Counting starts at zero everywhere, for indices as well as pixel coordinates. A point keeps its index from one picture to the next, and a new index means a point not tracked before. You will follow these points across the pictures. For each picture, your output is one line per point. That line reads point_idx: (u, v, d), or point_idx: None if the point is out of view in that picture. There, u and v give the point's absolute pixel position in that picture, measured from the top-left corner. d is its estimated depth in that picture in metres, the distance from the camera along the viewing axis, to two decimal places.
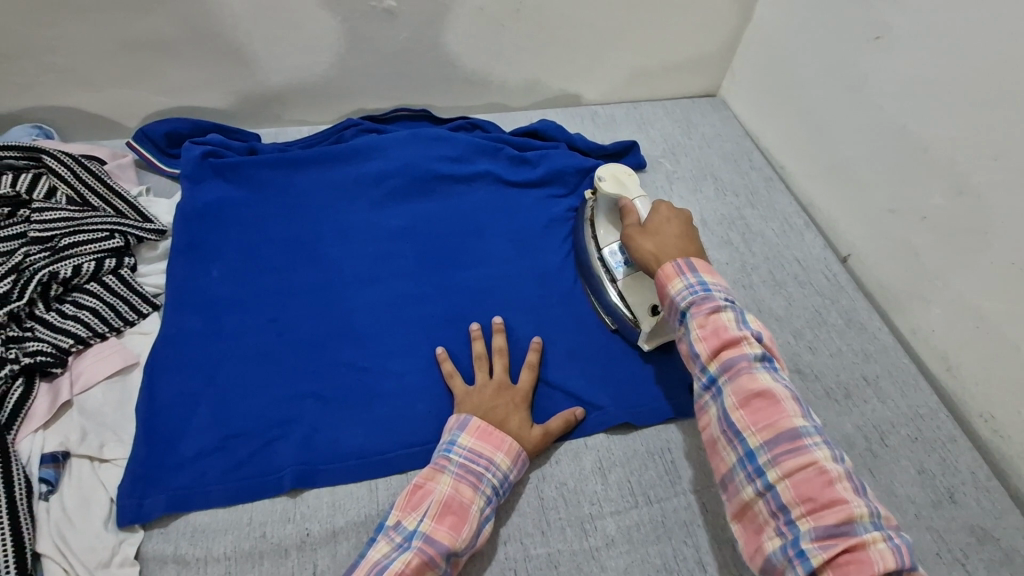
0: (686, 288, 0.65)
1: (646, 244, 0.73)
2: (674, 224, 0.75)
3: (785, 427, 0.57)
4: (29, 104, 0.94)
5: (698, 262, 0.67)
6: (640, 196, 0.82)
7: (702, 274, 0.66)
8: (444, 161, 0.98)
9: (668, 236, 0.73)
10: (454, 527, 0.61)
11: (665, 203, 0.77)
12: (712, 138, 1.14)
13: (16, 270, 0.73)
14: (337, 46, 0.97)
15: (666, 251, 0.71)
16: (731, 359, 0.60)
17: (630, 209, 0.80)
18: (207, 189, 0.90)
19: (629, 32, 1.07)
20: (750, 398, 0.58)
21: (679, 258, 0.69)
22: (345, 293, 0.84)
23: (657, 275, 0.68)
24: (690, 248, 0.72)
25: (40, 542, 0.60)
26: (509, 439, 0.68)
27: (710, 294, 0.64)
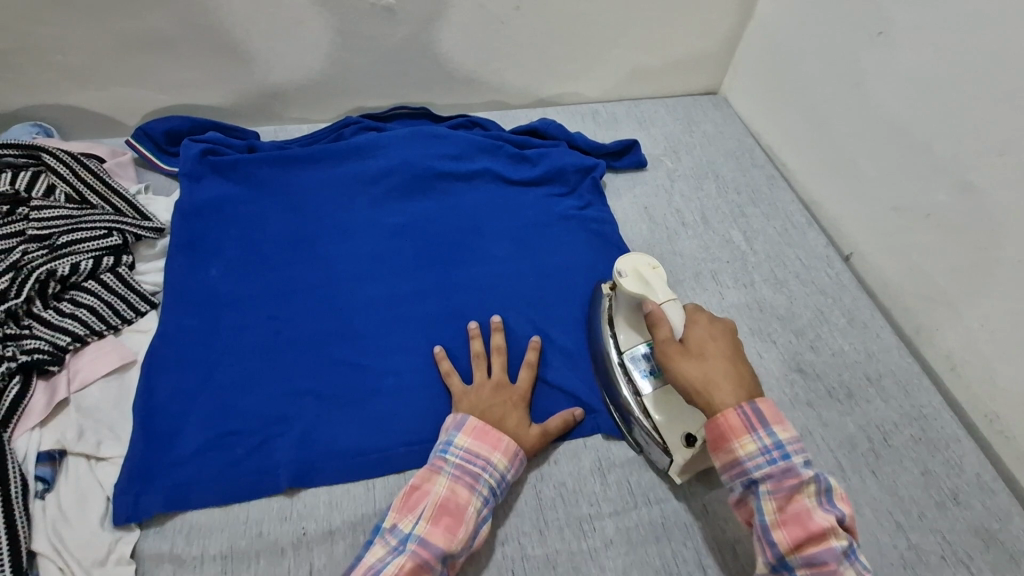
0: (760, 450, 0.59)
1: (694, 372, 0.63)
2: (719, 344, 0.65)
3: (832, 566, 0.54)
4: (28, 102, 0.94)
5: (767, 411, 0.60)
6: (669, 298, 0.70)
7: (772, 425, 0.60)
8: (444, 159, 0.97)
9: (716, 362, 0.63)
10: (449, 529, 0.60)
11: (706, 315, 0.67)
12: (714, 135, 1.13)
13: (14, 267, 0.72)
14: (336, 44, 0.97)
15: (718, 383, 0.62)
16: (788, 488, 0.57)
17: (662, 318, 0.67)
18: (206, 186, 0.90)
19: (629, 29, 1.06)
20: (799, 533, 0.56)
21: (741, 402, 0.61)
22: (343, 291, 0.84)
23: (719, 423, 0.60)
24: (746, 378, 0.64)
25: (36, 540, 0.60)
26: (506, 439, 0.68)
27: (787, 459, 0.58)
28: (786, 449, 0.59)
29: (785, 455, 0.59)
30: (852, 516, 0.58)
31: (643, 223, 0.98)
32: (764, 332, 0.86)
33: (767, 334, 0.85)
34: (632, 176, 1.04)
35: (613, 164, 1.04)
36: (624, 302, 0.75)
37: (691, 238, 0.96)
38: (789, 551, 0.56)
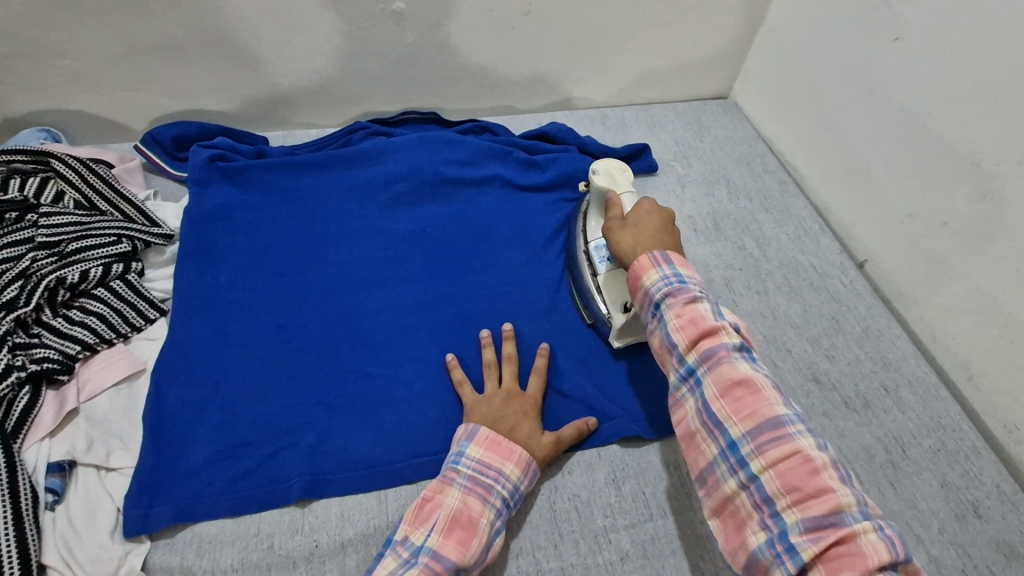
0: (663, 279, 0.62)
1: (624, 238, 0.70)
2: (655, 220, 0.70)
3: (767, 416, 0.54)
4: (37, 108, 0.94)
5: (674, 256, 0.64)
6: (629, 191, 0.78)
7: (676, 265, 0.63)
8: (453, 165, 0.96)
9: (648, 234, 0.69)
10: (462, 542, 0.59)
11: (649, 200, 0.73)
12: (725, 141, 1.13)
13: (23, 275, 0.72)
14: (345, 49, 0.96)
15: (642, 245, 0.68)
16: (703, 331, 0.58)
17: (613, 202, 0.76)
18: (215, 192, 0.90)
19: (640, 33, 1.06)
20: (729, 388, 0.55)
21: (654, 249, 0.65)
22: (353, 298, 0.83)
23: (632, 270, 0.65)
24: (667, 244, 0.68)
25: (46, 553, 0.59)
26: (519, 448, 0.67)
27: (686, 284, 0.61)
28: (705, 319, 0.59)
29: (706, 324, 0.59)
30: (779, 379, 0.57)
31: None
32: (778, 339, 0.85)
33: (781, 342, 0.85)
34: (643, 182, 1.03)
35: None
36: (596, 201, 0.82)
37: (704, 245, 0.95)
38: (727, 419, 0.55)
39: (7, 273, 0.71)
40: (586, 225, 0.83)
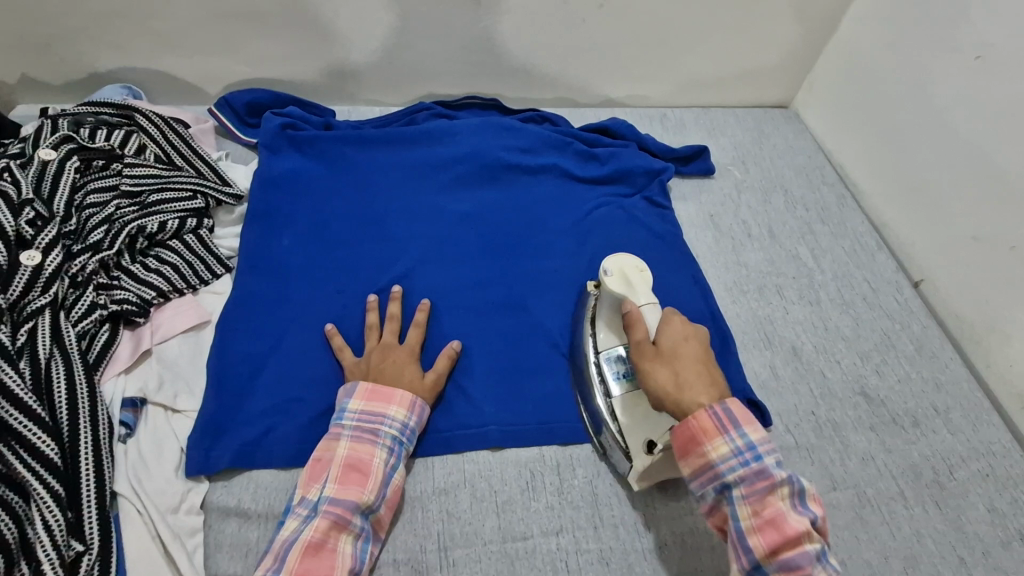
0: (733, 452, 0.58)
1: (661, 373, 0.63)
2: (693, 347, 0.64)
3: (810, 573, 0.53)
4: (123, 65, 0.98)
5: (737, 411, 0.59)
6: (648, 303, 0.70)
7: (744, 425, 0.58)
8: (514, 151, 0.98)
9: (689, 367, 0.62)
10: (359, 484, 0.61)
11: (678, 318, 0.66)
12: (784, 149, 1.12)
13: (108, 220, 0.75)
14: (418, 29, 0.98)
15: (689, 384, 0.61)
16: (759, 489, 0.56)
17: (634, 321, 0.67)
18: (283, 158, 0.93)
19: (708, 36, 1.06)
20: (778, 547, 0.54)
21: (712, 404, 0.60)
22: (409, 272, 0.85)
23: (689, 426, 0.59)
24: (712, 378, 0.62)
25: (118, 482, 0.62)
26: (399, 389, 0.68)
27: (759, 459, 0.57)
28: (757, 450, 0.57)
29: (757, 456, 0.57)
30: (824, 519, 0.57)
31: (708, 231, 0.97)
32: (828, 351, 0.84)
33: (830, 353, 0.84)
34: (699, 184, 1.03)
35: (680, 169, 1.03)
36: (606, 303, 0.74)
37: (758, 251, 0.95)
38: (764, 555, 0.55)
39: (93, 217, 0.74)
40: (595, 334, 0.74)
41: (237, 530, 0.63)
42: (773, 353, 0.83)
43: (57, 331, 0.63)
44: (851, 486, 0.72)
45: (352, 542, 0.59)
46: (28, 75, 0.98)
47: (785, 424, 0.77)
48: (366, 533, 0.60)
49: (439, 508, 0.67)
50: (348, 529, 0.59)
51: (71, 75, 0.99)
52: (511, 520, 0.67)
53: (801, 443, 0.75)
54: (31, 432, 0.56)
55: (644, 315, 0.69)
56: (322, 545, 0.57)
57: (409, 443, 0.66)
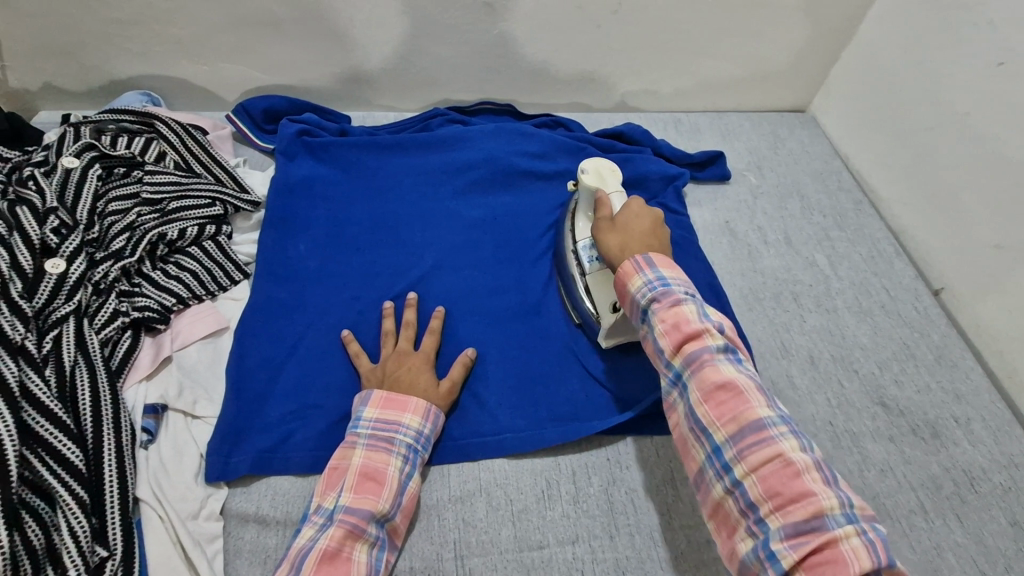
0: (646, 285, 0.64)
1: (611, 240, 0.71)
2: (645, 221, 0.72)
3: (745, 417, 0.55)
4: (142, 73, 1.00)
5: (657, 259, 0.65)
6: (616, 190, 0.77)
7: (662, 268, 0.65)
8: (528, 157, 0.98)
9: (638, 231, 0.71)
10: (374, 492, 0.61)
11: (639, 199, 0.74)
12: (800, 154, 1.11)
13: (129, 228, 0.76)
14: (434, 36, 0.98)
15: (631, 245, 0.70)
16: (697, 359, 0.59)
17: (599, 200, 0.76)
18: (300, 164, 0.93)
19: (724, 40, 1.05)
20: (712, 391, 0.57)
21: (636, 254, 0.66)
22: (423, 278, 0.85)
23: (617, 273, 0.67)
24: (655, 244, 0.70)
25: (140, 487, 0.63)
26: (413, 398, 0.68)
27: (671, 287, 0.63)
28: (672, 285, 0.63)
29: (672, 289, 0.63)
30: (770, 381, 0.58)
31: (724, 238, 0.96)
32: (846, 359, 0.84)
33: (848, 361, 0.83)
34: (714, 190, 1.03)
35: (695, 175, 1.03)
36: (584, 200, 0.81)
37: (774, 257, 0.95)
38: (712, 423, 0.56)
39: (115, 225, 0.75)
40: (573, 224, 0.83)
41: (255, 536, 0.64)
42: (790, 362, 0.83)
43: (81, 338, 0.64)
44: (870, 497, 0.72)
45: (367, 551, 0.59)
46: (51, 83, 1.00)
47: (802, 434, 0.76)
48: (381, 541, 0.60)
49: (455, 516, 0.67)
50: (363, 538, 0.59)
51: (92, 83, 1.00)
52: (526, 529, 0.67)
53: (819, 453, 0.75)
54: (55, 439, 0.57)
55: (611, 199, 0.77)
56: (337, 555, 0.57)
57: (423, 450, 0.66)
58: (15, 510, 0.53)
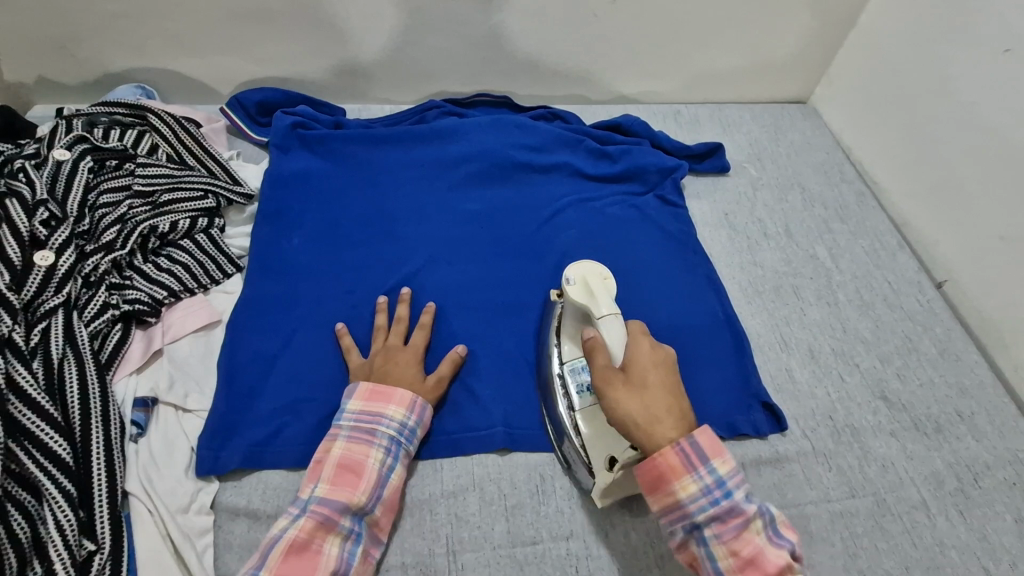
0: (702, 492, 0.54)
1: (631, 406, 0.57)
2: (658, 369, 0.60)
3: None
4: (136, 65, 0.99)
5: (705, 443, 0.55)
6: (612, 313, 0.65)
7: (711, 459, 0.55)
8: (525, 149, 0.97)
9: (654, 391, 0.58)
10: (351, 485, 0.61)
11: (642, 335, 0.62)
12: (801, 146, 1.09)
13: (120, 220, 0.75)
14: (429, 27, 0.97)
15: (656, 414, 0.57)
16: (695, 447, 0.55)
17: (598, 346, 0.62)
18: (294, 157, 0.93)
19: (724, 30, 1.03)
20: (750, 572, 0.52)
21: (678, 438, 0.56)
22: (418, 272, 0.84)
23: (656, 464, 0.55)
24: (673, 389, 0.59)
25: (129, 481, 0.62)
26: (399, 389, 0.67)
27: (729, 495, 0.54)
28: (727, 486, 0.54)
29: (726, 492, 0.54)
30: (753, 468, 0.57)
31: (723, 230, 0.95)
32: (847, 353, 0.82)
33: (849, 356, 0.82)
34: (714, 182, 1.01)
35: (694, 167, 1.01)
36: (570, 313, 0.71)
37: (774, 250, 0.93)
38: (699, 504, 0.54)
39: (105, 217, 0.75)
40: (558, 347, 0.72)
41: (246, 531, 0.64)
42: (790, 356, 0.81)
43: (70, 331, 0.63)
44: (871, 494, 0.70)
45: (340, 544, 0.59)
46: (44, 75, 0.99)
47: (802, 428, 0.75)
48: (355, 534, 0.60)
49: (448, 511, 0.66)
50: (335, 531, 0.59)
51: (86, 76, 1.00)
52: (520, 524, 0.66)
53: (818, 448, 0.73)
54: (43, 433, 0.57)
55: (605, 334, 0.63)
56: (307, 546, 0.57)
57: (407, 443, 0.65)
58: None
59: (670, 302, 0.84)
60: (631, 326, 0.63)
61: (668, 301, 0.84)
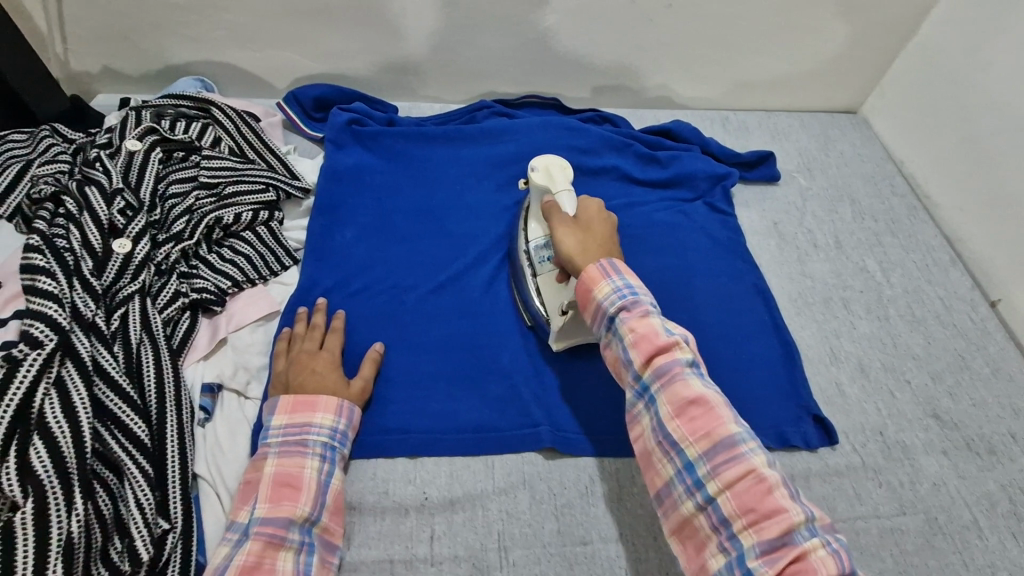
0: (614, 292, 0.61)
1: (569, 239, 0.68)
2: (604, 227, 0.70)
3: (712, 428, 0.54)
4: (197, 59, 1.01)
5: (622, 264, 0.64)
6: (563, 189, 0.75)
7: (627, 275, 0.63)
8: (575, 152, 0.97)
9: (595, 236, 0.68)
10: (291, 498, 0.60)
11: (595, 202, 0.72)
12: (852, 157, 1.08)
13: (188, 211, 0.77)
14: (484, 27, 0.98)
15: (590, 252, 0.67)
16: (667, 371, 0.57)
17: (553, 206, 0.73)
18: (348, 153, 0.94)
19: (778, 37, 1.03)
20: (683, 406, 0.55)
21: (601, 259, 0.65)
22: (467, 271, 0.86)
23: (581, 279, 0.64)
24: (610, 244, 0.68)
25: (198, 464, 0.64)
26: (322, 396, 0.67)
27: (638, 296, 0.61)
28: (638, 291, 0.61)
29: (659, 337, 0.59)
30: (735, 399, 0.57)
31: (772, 239, 0.95)
32: (897, 369, 0.82)
33: (899, 371, 0.81)
34: (762, 191, 1.01)
35: (744, 175, 1.01)
36: (536, 200, 0.80)
37: (823, 262, 0.93)
38: (683, 438, 0.55)
39: (175, 208, 0.77)
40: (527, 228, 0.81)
41: None
42: (839, 369, 0.81)
43: (145, 318, 0.66)
44: (922, 512, 0.70)
45: (292, 557, 0.57)
46: (110, 67, 1.02)
47: (851, 442, 0.75)
48: (308, 544, 0.59)
49: (499, 508, 0.68)
50: (285, 546, 0.57)
51: (150, 68, 1.03)
52: (570, 525, 0.67)
53: (868, 462, 0.73)
54: (123, 413, 0.59)
55: (559, 201, 0.74)
56: (258, 568, 0.55)
57: (341, 446, 0.65)
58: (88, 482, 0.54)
59: (718, 310, 0.84)
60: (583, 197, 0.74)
61: (716, 308, 0.84)
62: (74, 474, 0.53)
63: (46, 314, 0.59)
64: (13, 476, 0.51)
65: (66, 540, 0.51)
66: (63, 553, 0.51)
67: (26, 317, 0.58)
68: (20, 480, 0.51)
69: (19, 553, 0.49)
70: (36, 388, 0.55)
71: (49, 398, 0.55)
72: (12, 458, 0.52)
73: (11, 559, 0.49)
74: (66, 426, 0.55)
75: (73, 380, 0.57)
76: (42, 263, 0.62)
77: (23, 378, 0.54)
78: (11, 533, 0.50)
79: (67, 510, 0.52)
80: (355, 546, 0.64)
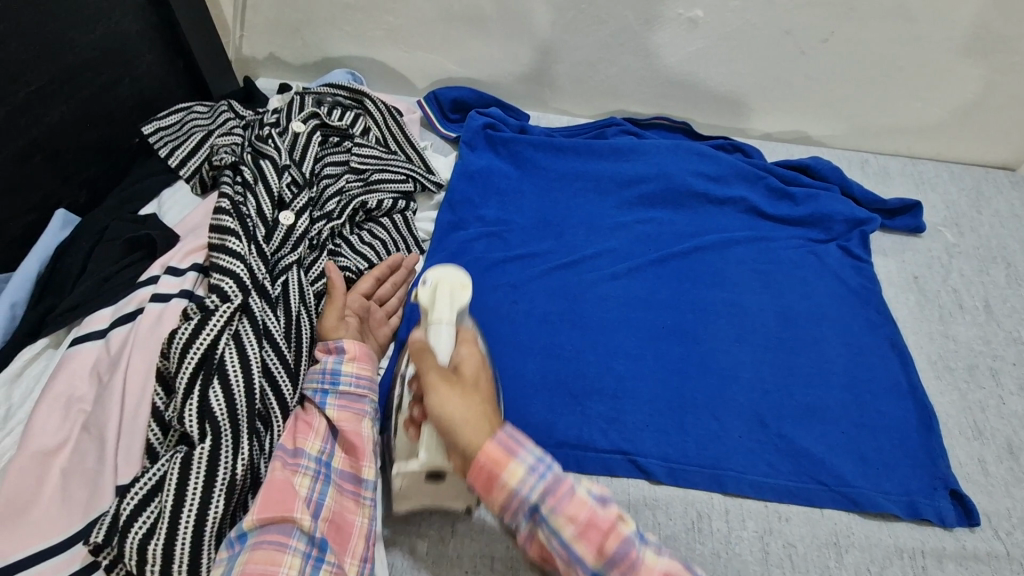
0: (529, 473, 0.48)
1: (453, 406, 0.52)
2: (485, 378, 0.56)
3: (633, 557, 0.47)
4: (352, 53, 1.08)
5: (514, 430, 0.50)
6: (445, 320, 0.61)
7: (522, 436, 0.49)
8: (703, 178, 0.96)
9: (481, 399, 0.53)
10: (297, 435, 0.62)
11: (472, 341, 0.59)
12: (1009, 218, 1.00)
13: (339, 192, 0.83)
14: (626, 47, 0.99)
15: (474, 418, 0.51)
16: (563, 496, 0.48)
17: (424, 347, 0.57)
18: (480, 155, 0.98)
19: (940, 82, 0.97)
20: (596, 541, 0.47)
21: (498, 429, 0.50)
22: (582, 282, 0.85)
23: (477, 465, 0.48)
24: (496, 405, 0.55)
25: None
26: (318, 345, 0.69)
27: (547, 464, 0.49)
28: (531, 445, 0.49)
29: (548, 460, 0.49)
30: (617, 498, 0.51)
31: (911, 294, 0.89)
32: None
33: None
34: (903, 241, 0.95)
35: (885, 223, 0.95)
36: None
37: (970, 326, 0.85)
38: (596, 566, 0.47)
39: (328, 188, 0.83)
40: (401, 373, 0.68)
41: None
42: (983, 445, 0.74)
43: (301, 289, 0.71)
44: None
45: (309, 484, 0.59)
46: (274, 54, 1.10)
47: (994, 528, 0.68)
48: (322, 474, 0.60)
49: None
50: (300, 471, 0.60)
51: (308, 58, 1.10)
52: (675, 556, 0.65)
53: (1013, 553, 0.67)
54: (280, 375, 0.65)
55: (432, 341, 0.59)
56: (275, 487, 0.57)
57: (334, 383, 0.65)
58: (252, 427, 0.60)
59: (844, 359, 0.80)
60: (463, 336, 0.60)
61: (842, 357, 0.80)
62: (242, 419, 0.60)
63: (234, 272, 0.68)
64: (195, 412, 0.59)
65: (229, 479, 0.57)
66: (225, 491, 0.56)
67: (217, 273, 0.68)
68: (199, 417, 0.59)
69: (191, 485, 0.55)
70: (219, 339, 0.63)
71: (229, 348, 0.63)
72: (196, 396, 0.60)
73: (184, 488, 0.55)
74: (240, 374, 0.61)
75: (247, 335, 0.64)
76: (230, 224, 0.71)
77: (212, 328, 0.63)
78: (189, 464, 0.56)
79: (234, 451, 0.58)
80: (459, 535, 0.66)
